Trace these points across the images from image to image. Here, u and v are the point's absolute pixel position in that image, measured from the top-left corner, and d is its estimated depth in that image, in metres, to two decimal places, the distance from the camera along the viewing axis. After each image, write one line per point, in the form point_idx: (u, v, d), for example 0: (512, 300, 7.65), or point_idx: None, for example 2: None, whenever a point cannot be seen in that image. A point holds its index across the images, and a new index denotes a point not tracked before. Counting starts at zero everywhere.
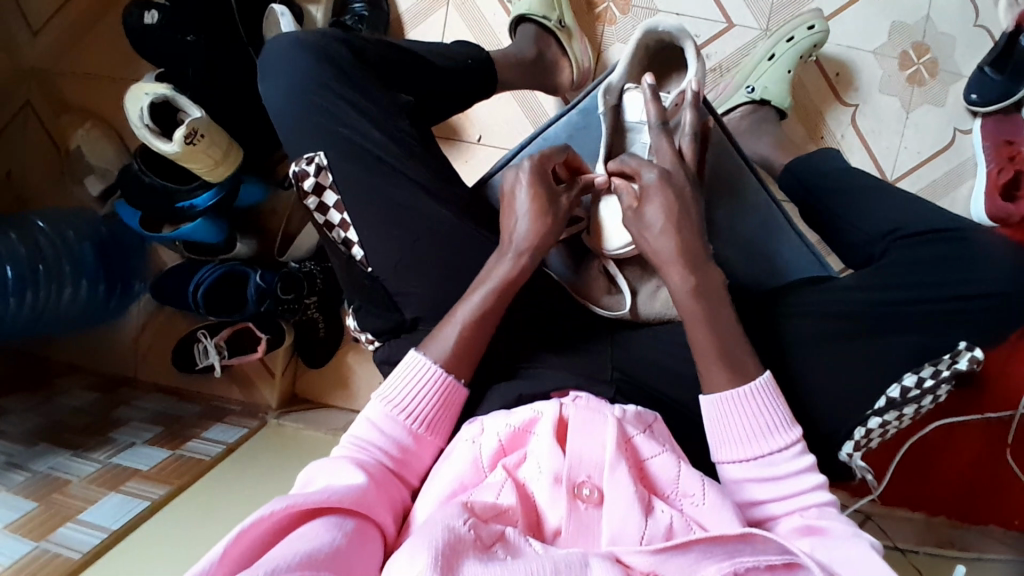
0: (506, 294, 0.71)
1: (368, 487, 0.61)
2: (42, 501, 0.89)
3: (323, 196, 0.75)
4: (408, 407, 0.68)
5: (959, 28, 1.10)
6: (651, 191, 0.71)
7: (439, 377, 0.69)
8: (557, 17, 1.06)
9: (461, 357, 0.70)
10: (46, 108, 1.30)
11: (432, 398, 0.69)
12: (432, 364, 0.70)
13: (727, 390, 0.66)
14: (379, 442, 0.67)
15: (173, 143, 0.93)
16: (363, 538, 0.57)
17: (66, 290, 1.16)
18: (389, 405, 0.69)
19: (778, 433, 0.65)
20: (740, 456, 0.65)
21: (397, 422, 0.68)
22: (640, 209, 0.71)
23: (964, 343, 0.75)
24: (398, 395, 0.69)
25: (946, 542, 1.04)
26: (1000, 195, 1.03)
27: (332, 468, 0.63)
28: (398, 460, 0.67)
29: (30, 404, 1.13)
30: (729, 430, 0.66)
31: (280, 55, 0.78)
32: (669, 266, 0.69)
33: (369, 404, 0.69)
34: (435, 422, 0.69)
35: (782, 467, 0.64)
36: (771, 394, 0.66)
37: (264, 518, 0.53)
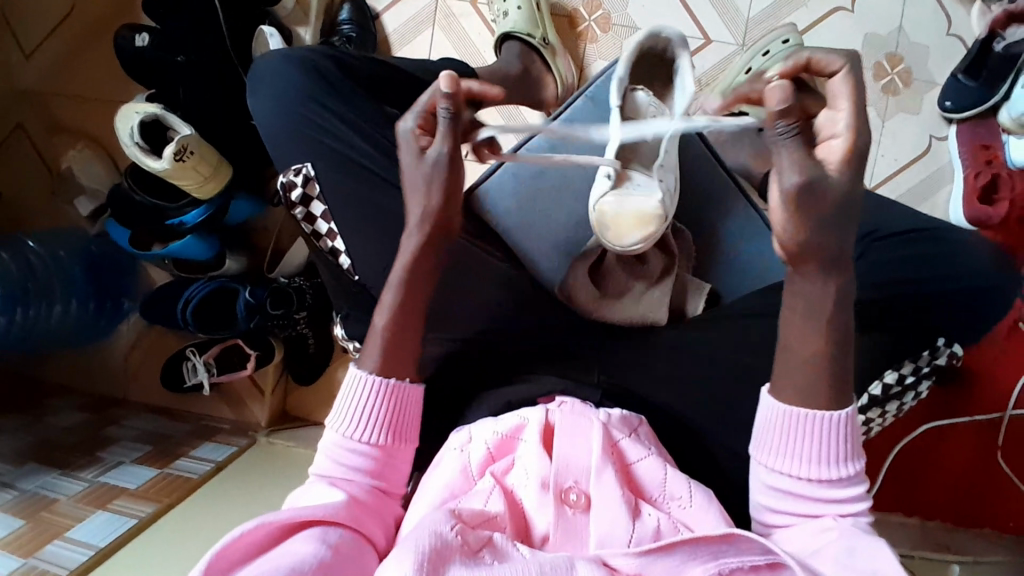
0: (418, 292, 0.69)
1: (349, 503, 0.61)
2: (30, 519, 0.88)
3: (310, 206, 0.76)
4: (363, 427, 0.66)
5: (932, 38, 1.13)
6: (849, 151, 0.55)
7: (381, 386, 0.66)
8: (541, 35, 1.08)
9: (394, 354, 0.68)
10: (38, 131, 1.31)
11: (381, 408, 0.66)
12: (369, 375, 0.67)
13: (805, 409, 0.59)
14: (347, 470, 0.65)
15: (162, 160, 0.95)
16: (348, 548, 0.57)
17: (54, 309, 1.16)
18: (343, 428, 0.66)
19: (838, 462, 0.59)
20: (789, 470, 0.60)
21: (357, 443, 0.65)
22: (833, 167, 0.55)
23: (943, 340, 0.80)
24: (348, 415, 0.66)
25: (942, 546, 1.02)
26: (979, 199, 1.07)
27: (310, 493, 0.63)
28: (376, 474, 0.65)
29: (19, 424, 1.13)
30: (787, 443, 0.60)
31: (270, 70, 0.80)
32: (805, 259, 0.58)
33: (327, 432, 0.67)
34: (399, 430, 0.67)
35: (833, 491, 0.59)
36: (846, 427, 0.59)
37: (242, 535, 0.53)
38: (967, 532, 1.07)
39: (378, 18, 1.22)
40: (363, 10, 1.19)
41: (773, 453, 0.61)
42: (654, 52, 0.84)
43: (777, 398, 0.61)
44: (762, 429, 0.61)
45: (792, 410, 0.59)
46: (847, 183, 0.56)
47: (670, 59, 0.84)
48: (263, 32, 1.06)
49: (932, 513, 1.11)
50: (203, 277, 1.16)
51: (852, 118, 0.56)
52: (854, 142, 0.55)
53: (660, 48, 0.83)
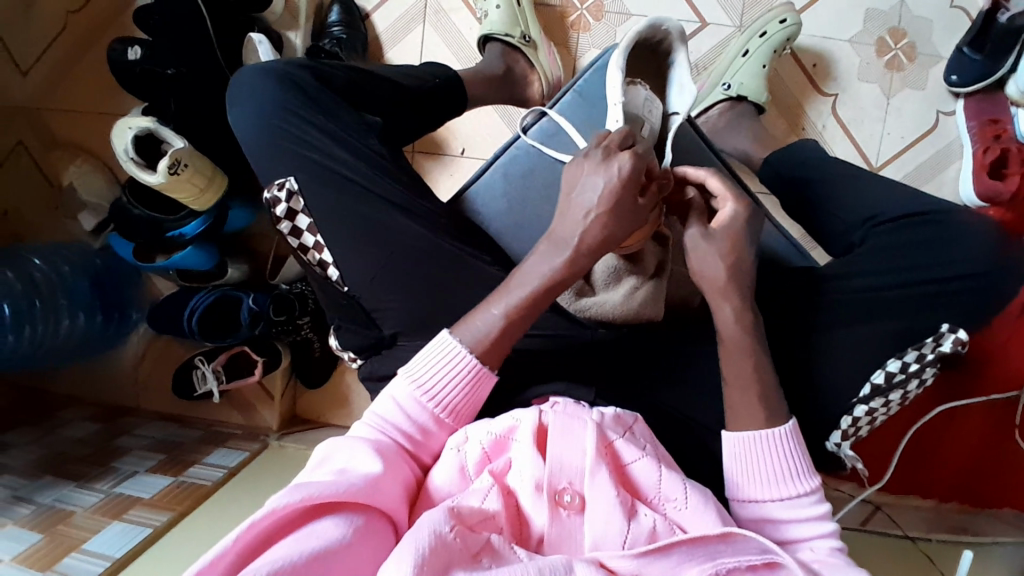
0: (543, 297, 0.69)
1: (385, 477, 0.60)
2: (47, 532, 0.90)
3: (295, 219, 0.76)
4: (439, 394, 0.67)
5: (935, 11, 1.10)
6: (729, 220, 0.70)
7: (473, 366, 0.68)
8: (521, 33, 1.06)
9: (499, 343, 0.69)
10: (38, 146, 1.33)
11: (462, 386, 0.68)
12: (467, 352, 0.68)
13: (757, 431, 0.65)
14: (402, 423, 0.66)
15: (157, 174, 0.96)
16: (371, 532, 0.56)
17: (63, 323, 1.19)
18: (417, 388, 0.67)
19: (798, 481, 0.64)
20: (759, 495, 0.65)
21: (423, 407, 0.67)
22: (713, 231, 0.70)
23: (948, 326, 0.75)
24: (429, 378, 0.67)
25: (958, 528, 1.01)
26: (987, 174, 1.03)
27: (351, 448, 0.62)
28: (418, 442, 0.66)
29: (34, 438, 1.15)
30: (750, 470, 0.65)
31: (248, 84, 0.80)
32: (721, 297, 0.69)
33: (394, 381, 0.68)
34: (462, 409, 0.68)
35: (803, 512, 0.64)
36: (795, 444, 0.65)
37: (275, 510, 0.52)
38: (984, 514, 1.06)
39: (368, 17, 1.21)
40: (351, 10, 1.18)
41: (736, 485, 0.66)
42: (651, 44, 0.82)
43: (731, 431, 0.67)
44: (727, 461, 0.67)
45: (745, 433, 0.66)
46: (736, 244, 0.69)
47: (664, 52, 0.83)
48: (252, 40, 1.06)
49: (948, 495, 1.09)
50: (208, 287, 1.17)
51: (738, 202, 0.71)
52: (744, 213, 0.70)
53: (658, 39, 0.82)
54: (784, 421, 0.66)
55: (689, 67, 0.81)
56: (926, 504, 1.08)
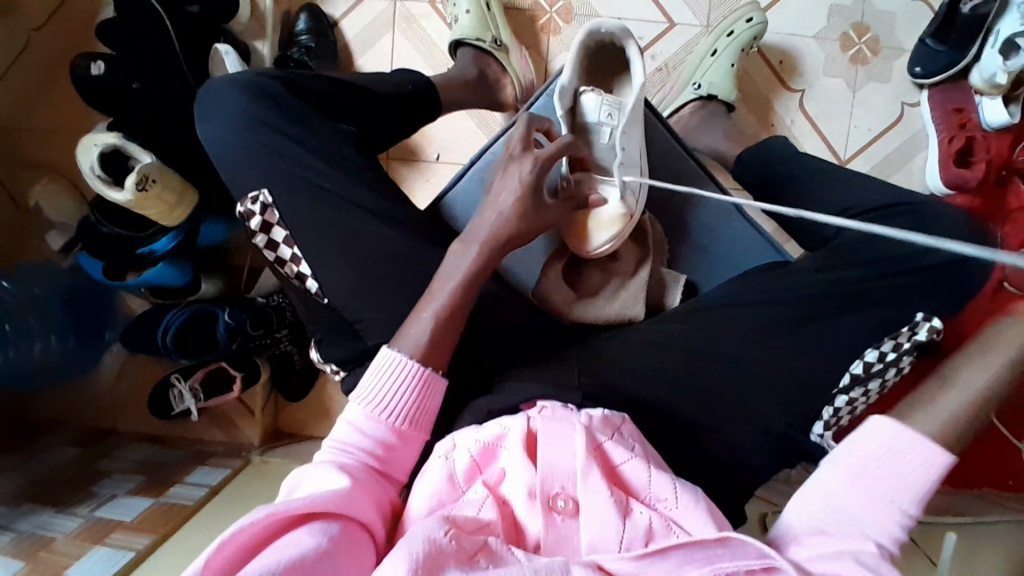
0: (470, 290, 0.70)
1: (352, 490, 0.59)
2: (28, 559, 0.87)
3: (271, 232, 0.75)
4: (390, 405, 0.66)
5: (896, 4, 1.12)
6: None
7: (417, 372, 0.66)
8: (491, 38, 1.06)
9: (438, 345, 0.68)
10: (1, 166, 1.30)
11: (412, 392, 0.66)
12: (408, 359, 0.67)
13: (915, 434, 0.54)
14: (360, 442, 0.65)
15: (124, 191, 0.94)
16: (349, 541, 0.55)
17: (36, 347, 1.16)
18: (370, 404, 0.66)
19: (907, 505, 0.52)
20: (855, 477, 0.54)
21: (378, 421, 0.65)
22: None
23: (921, 314, 0.77)
24: (378, 392, 0.66)
25: (942, 510, 1.03)
26: (954, 162, 1.06)
27: (314, 473, 0.61)
28: (382, 458, 0.65)
29: (9, 466, 1.12)
30: (875, 462, 0.53)
31: (216, 98, 0.78)
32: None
33: (348, 406, 0.67)
34: (418, 417, 0.67)
35: (882, 523, 0.52)
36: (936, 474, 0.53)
37: (246, 526, 0.51)
38: (967, 495, 1.08)
39: (336, 25, 1.20)
40: (321, 18, 1.17)
41: (852, 469, 0.54)
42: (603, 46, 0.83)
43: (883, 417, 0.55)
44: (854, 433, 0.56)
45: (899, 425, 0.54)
46: None
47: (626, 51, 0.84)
48: (219, 50, 1.04)
49: None
50: (180, 303, 1.16)
51: None
52: None
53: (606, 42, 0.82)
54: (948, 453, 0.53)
55: (644, 64, 0.79)
56: None
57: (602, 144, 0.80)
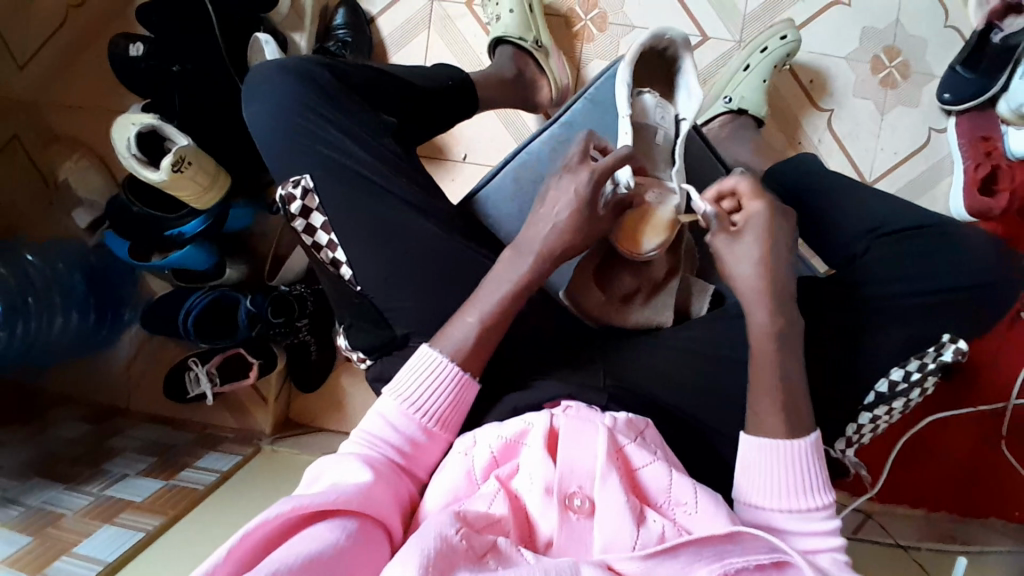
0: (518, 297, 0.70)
1: (376, 487, 0.59)
2: (38, 534, 0.87)
3: (310, 217, 0.75)
4: (424, 404, 0.67)
5: (929, 30, 1.13)
6: (753, 223, 0.72)
7: (456, 375, 0.68)
8: (534, 37, 1.07)
9: (481, 348, 0.69)
10: (34, 142, 1.31)
11: (447, 394, 0.68)
12: (447, 360, 0.68)
13: (782, 439, 0.65)
14: (390, 437, 0.66)
15: (160, 171, 0.94)
16: (368, 537, 0.55)
17: (56, 321, 1.16)
18: (402, 400, 0.67)
19: (815, 494, 0.64)
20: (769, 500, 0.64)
21: (409, 418, 0.66)
22: (738, 236, 0.72)
23: (949, 336, 0.78)
24: (413, 390, 0.67)
25: (949, 537, 1.03)
26: (979, 189, 1.07)
27: (341, 464, 0.62)
28: (409, 456, 0.65)
29: (22, 439, 1.12)
30: (762, 477, 0.65)
31: (263, 82, 0.79)
32: (755, 301, 0.70)
33: (381, 399, 0.68)
34: (449, 418, 0.68)
35: (815, 523, 0.64)
36: (816, 456, 0.66)
37: (269, 519, 0.51)
38: (975, 523, 1.07)
39: (373, 21, 1.21)
40: (358, 13, 1.18)
41: (755, 488, 0.65)
42: (654, 52, 0.84)
43: (751, 434, 0.67)
44: (742, 462, 0.67)
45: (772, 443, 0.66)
46: (756, 243, 0.71)
47: (670, 58, 0.85)
48: (259, 39, 1.06)
49: (938, 504, 1.10)
50: (204, 287, 1.16)
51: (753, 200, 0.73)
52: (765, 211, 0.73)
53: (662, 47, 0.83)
54: (809, 434, 0.66)
55: (696, 73, 0.83)
56: (916, 513, 1.10)
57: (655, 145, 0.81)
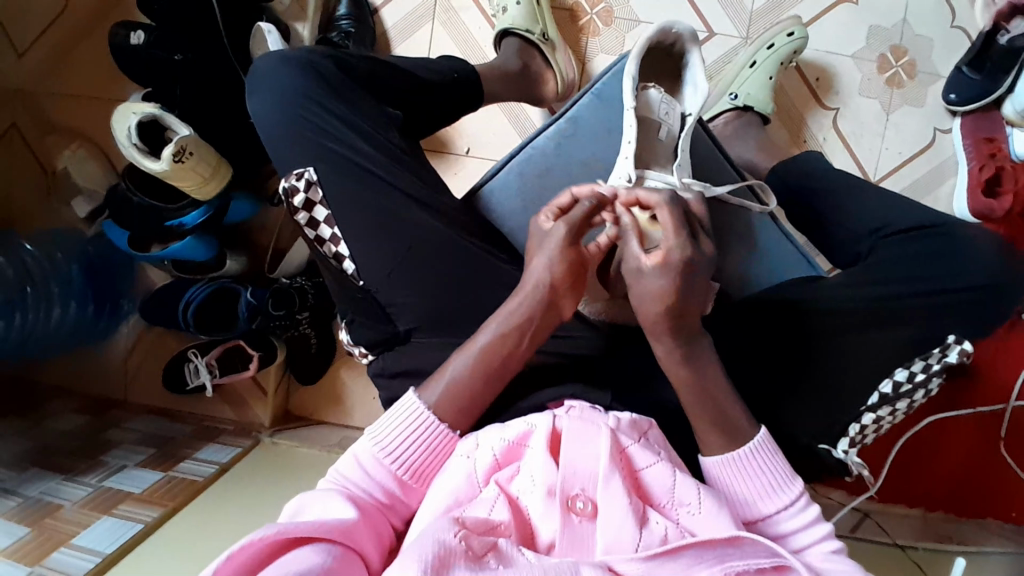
0: (501, 359, 0.69)
1: (357, 521, 0.59)
2: (35, 526, 0.87)
3: (313, 211, 0.75)
4: (401, 451, 0.66)
5: (935, 30, 1.12)
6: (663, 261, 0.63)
7: (434, 425, 0.67)
8: (540, 30, 1.07)
9: (457, 399, 0.68)
10: (32, 130, 1.30)
11: (424, 443, 0.66)
12: (426, 410, 0.67)
13: (732, 449, 0.65)
14: (365, 482, 0.64)
15: (161, 161, 0.94)
16: (351, 563, 0.55)
17: (54, 312, 1.17)
18: (379, 446, 0.66)
19: (781, 489, 0.65)
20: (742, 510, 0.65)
21: (386, 464, 0.65)
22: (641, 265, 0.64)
23: (953, 337, 0.77)
24: (391, 435, 0.66)
25: (945, 537, 1.03)
26: (983, 191, 1.06)
27: (321, 499, 0.61)
28: (387, 500, 0.64)
29: (20, 429, 1.12)
30: (729, 492, 0.65)
31: (267, 73, 0.79)
32: (657, 334, 0.65)
33: (359, 441, 0.67)
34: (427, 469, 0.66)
35: (792, 521, 0.64)
36: (768, 453, 0.66)
37: (255, 542, 0.51)
38: (971, 524, 1.08)
39: (377, 13, 1.20)
40: (361, 4, 1.17)
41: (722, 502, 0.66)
42: (662, 47, 0.84)
43: (707, 456, 0.67)
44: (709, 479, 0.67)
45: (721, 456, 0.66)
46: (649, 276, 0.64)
47: (677, 54, 0.84)
48: (262, 29, 1.04)
49: (934, 504, 1.11)
50: (204, 279, 1.16)
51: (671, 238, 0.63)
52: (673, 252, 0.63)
53: (670, 41, 0.83)
54: (753, 434, 0.66)
55: (705, 70, 0.82)
56: (913, 512, 1.10)
57: (656, 141, 0.80)
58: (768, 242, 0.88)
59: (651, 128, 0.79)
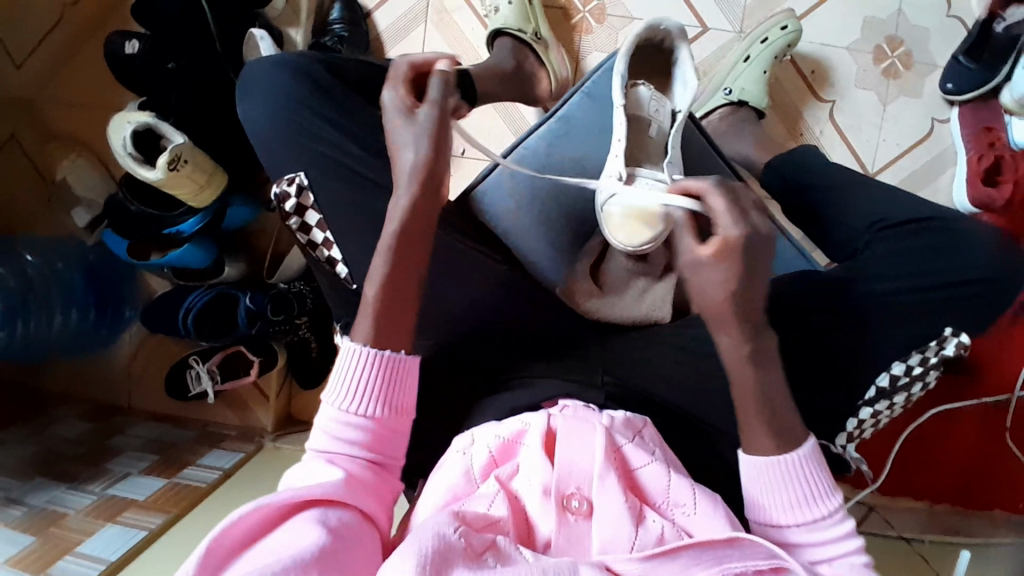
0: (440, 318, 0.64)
1: (342, 478, 0.60)
2: (40, 534, 0.87)
3: (305, 215, 0.75)
4: (361, 397, 0.64)
5: (931, 19, 1.11)
6: (728, 249, 0.66)
7: (373, 356, 0.65)
8: (533, 29, 1.07)
9: (395, 334, 0.67)
10: (33, 140, 1.32)
11: (377, 378, 0.65)
12: (361, 347, 0.65)
13: (776, 455, 0.65)
14: (341, 439, 0.64)
15: (157, 170, 0.94)
16: (349, 523, 0.56)
17: (56, 319, 1.18)
18: (341, 399, 0.65)
19: (819, 501, 0.64)
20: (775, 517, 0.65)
21: (355, 415, 0.64)
22: (707, 259, 0.66)
23: (950, 330, 0.77)
24: (347, 387, 0.65)
25: (949, 529, 1.04)
26: (982, 181, 1.05)
27: (310, 468, 0.62)
28: (370, 449, 0.64)
29: (25, 438, 1.13)
30: (761, 494, 0.65)
31: (257, 79, 0.79)
32: (729, 320, 0.59)
33: (323, 405, 0.65)
34: (393, 401, 0.66)
35: (824, 532, 0.64)
36: (815, 463, 0.65)
37: (239, 521, 0.52)
38: (977, 516, 1.07)
39: (370, 16, 1.20)
40: (354, 8, 1.17)
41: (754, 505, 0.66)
42: (652, 44, 0.84)
43: (749, 454, 0.66)
44: (745, 481, 0.67)
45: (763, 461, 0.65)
46: (721, 265, 0.66)
47: (668, 49, 0.84)
48: (253, 35, 1.04)
49: (940, 497, 1.09)
50: (204, 285, 1.16)
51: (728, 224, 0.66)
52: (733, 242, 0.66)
53: (659, 38, 0.83)
54: (803, 441, 0.65)
55: (694, 66, 0.82)
56: (918, 506, 1.10)
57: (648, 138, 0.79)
58: None
59: (642, 126, 0.79)
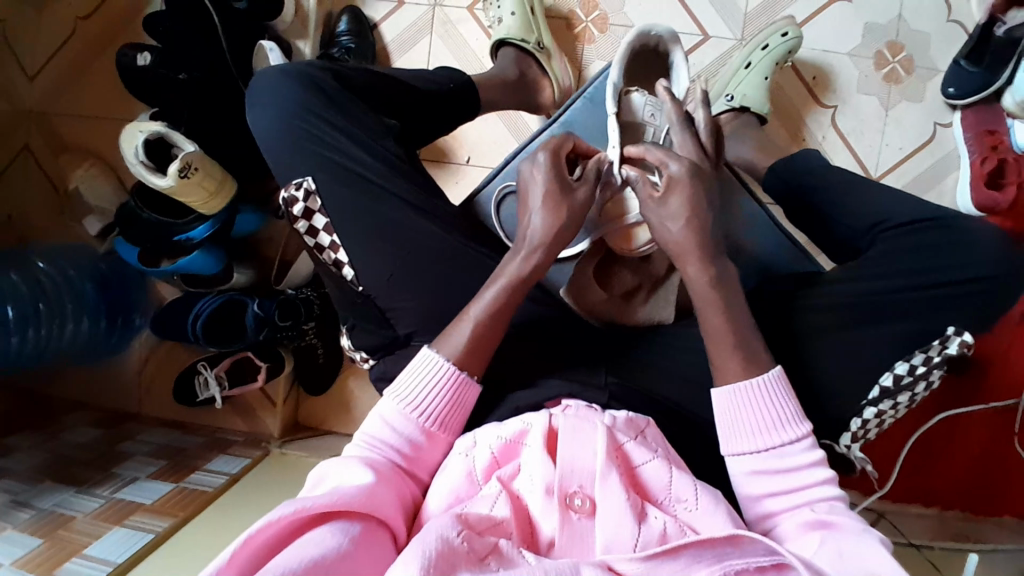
0: (516, 293, 0.72)
1: (376, 485, 0.59)
2: (48, 537, 0.88)
3: (313, 219, 0.76)
4: (424, 406, 0.67)
5: (931, 25, 1.12)
6: (676, 183, 0.69)
7: (452, 374, 0.68)
8: (536, 39, 1.08)
9: (476, 350, 0.70)
10: (45, 152, 1.34)
11: (445, 395, 0.68)
12: (447, 362, 0.69)
13: (739, 381, 0.66)
14: (391, 439, 0.66)
15: (166, 177, 0.96)
16: (369, 543, 0.55)
17: (67, 327, 1.20)
18: (403, 403, 0.67)
19: (786, 426, 0.64)
20: (745, 447, 0.65)
21: (411, 421, 0.67)
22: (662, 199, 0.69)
23: (954, 328, 0.77)
24: (415, 392, 0.68)
25: (960, 535, 1.02)
26: (986, 184, 1.05)
27: (343, 467, 0.62)
28: (409, 457, 0.66)
29: (34, 443, 1.14)
30: (731, 423, 0.65)
31: (264, 86, 0.81)
32: (686, 256, 0.68)
33: (383, 401, 0.68)
34: (449, 419, 0.68)
35: (792, 459, 0.63)
36: (781, 387, 0.65)
37: (273, 521, 0.51)
38: (988, 522, 1.06)
39: (376, 27, 1.22)
40: (360, 20, 1.20)
41: (724, 435, 0.66)
42: (647, 50, 0.85)
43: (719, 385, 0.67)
44: (716, 415, 0.67)
45: (728, 390, 0.66)
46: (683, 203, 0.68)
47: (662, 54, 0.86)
48: (264, 47, 1.07)
49: (949, 502, 1.09)
50: (213, 292, 1.18)
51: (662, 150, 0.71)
52: (686, 170, 0.70)
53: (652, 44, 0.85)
54: (769, 368, 0.66)
55: (688, 72, 0.84)
56: (928, 512, 1.09)
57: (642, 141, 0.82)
58: (761, 237, 0.89)
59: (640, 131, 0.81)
